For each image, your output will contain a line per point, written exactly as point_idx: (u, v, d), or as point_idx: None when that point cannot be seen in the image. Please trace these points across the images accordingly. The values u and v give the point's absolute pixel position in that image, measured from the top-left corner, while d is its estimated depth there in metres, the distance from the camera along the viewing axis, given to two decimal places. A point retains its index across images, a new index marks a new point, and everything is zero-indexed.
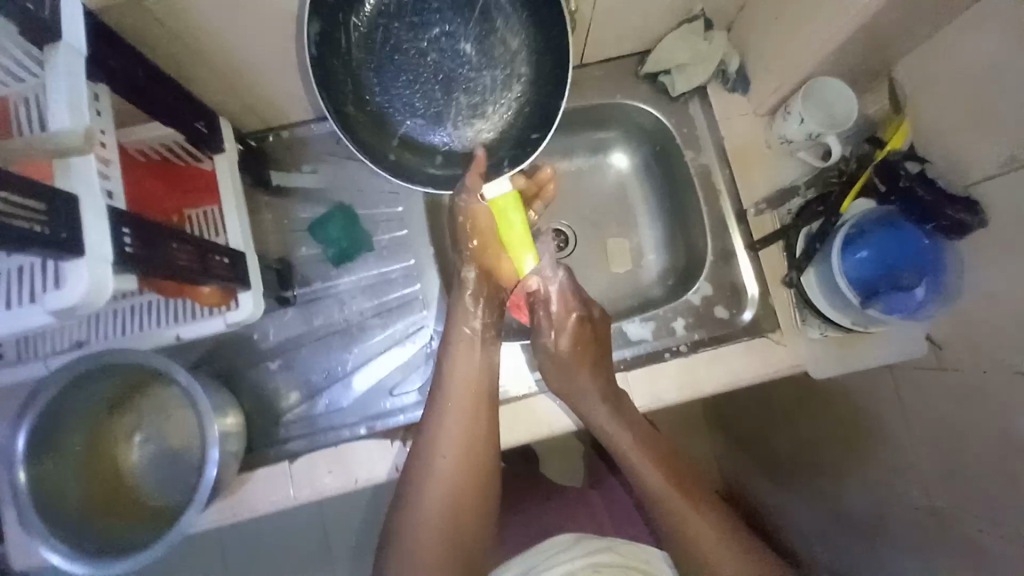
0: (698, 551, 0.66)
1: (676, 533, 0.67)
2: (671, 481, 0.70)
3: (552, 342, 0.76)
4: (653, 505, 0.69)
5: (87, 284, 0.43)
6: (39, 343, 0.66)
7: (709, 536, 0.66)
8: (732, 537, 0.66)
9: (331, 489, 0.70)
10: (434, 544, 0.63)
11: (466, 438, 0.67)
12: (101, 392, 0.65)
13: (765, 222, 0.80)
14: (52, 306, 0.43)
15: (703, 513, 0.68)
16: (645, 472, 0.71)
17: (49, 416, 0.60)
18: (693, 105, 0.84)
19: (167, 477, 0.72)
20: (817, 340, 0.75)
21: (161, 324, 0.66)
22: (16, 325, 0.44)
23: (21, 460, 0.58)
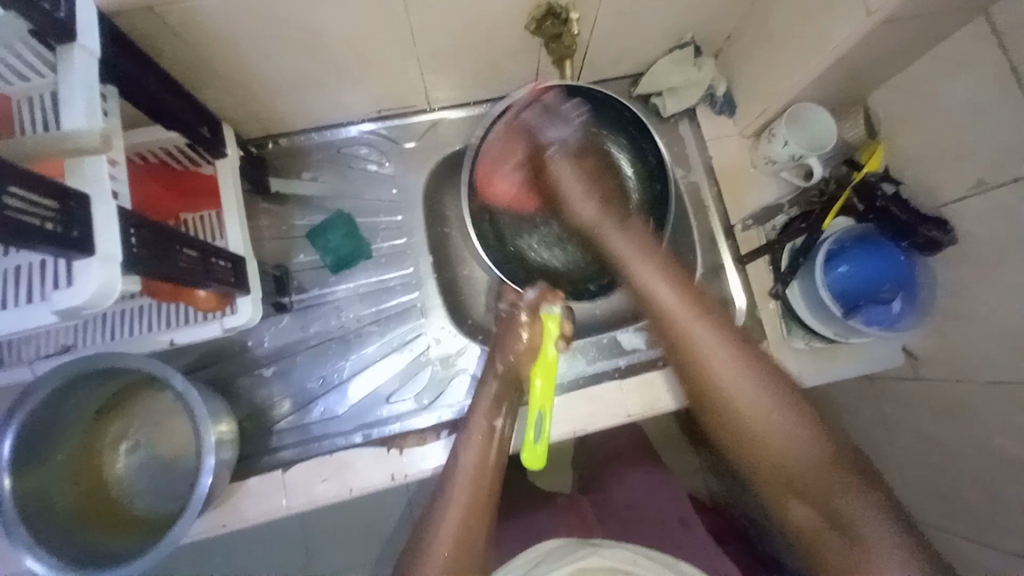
0: (719, 392, 0.64)
1: (693, 376, 0.66)
2: (691, 316, 0.67)
3: (558, 175, 0.76)
4: (672, 348, 0.68)
5: (97, 284, 0.43)
6: (24, 348, 0.64)
7: (730, 375, 0.64)
8: (754, 377, 0.64)
9: (324, 500, 0.69)
10: (446, 558, 0.63)
11: (467, 494, 0.66)
12: (95, 397, 0.64)
13: (752, 238, 0.83)
14: (59, 306, 0.42)
15: (723, 358, 0.65)
16: (679, 330, 0.67)
17: (36, 422, 0.57)
18: (683, 126, 0.89)
19: (157, 488, 0.71)
20: (801, 350, 0.79)
21: (153, 329, 0.65)
22: (15, 326, 0.44)
23: (5, 468, 0.55)
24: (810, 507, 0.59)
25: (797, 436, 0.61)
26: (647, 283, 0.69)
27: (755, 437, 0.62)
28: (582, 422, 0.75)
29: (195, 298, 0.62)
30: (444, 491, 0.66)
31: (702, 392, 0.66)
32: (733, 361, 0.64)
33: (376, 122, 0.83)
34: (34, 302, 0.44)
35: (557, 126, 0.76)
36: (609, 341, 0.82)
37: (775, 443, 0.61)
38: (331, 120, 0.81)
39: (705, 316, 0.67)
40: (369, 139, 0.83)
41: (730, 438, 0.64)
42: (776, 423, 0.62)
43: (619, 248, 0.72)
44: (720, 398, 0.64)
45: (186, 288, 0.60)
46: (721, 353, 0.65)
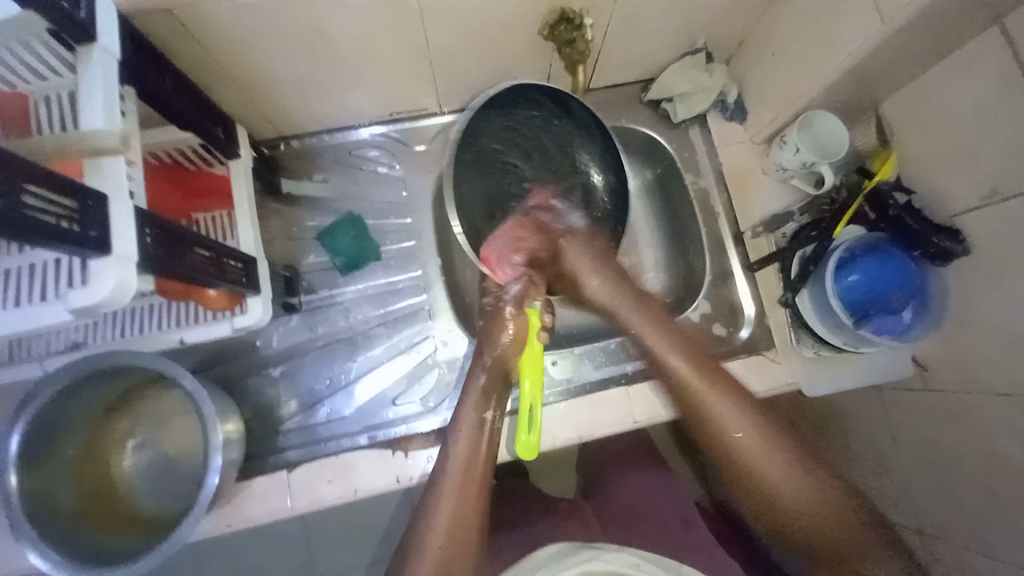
0: (741, 464, 0.65)
1: (723, 450, 0.66)
2: (710, 390, 0.68)
3: (572, 260, 0.75)
4: (698, 420, 0.68)
5: (112, 284, 0.43)
6: (34, 344, 0.65)
7: (753, 447, 0.65)
8: (783, 449, 0.65)
9: (328, 501, 0.69)
10: (439, 552, 0.63)
11: (456, 489, 0.65)
12: (103, 395, 0.65)
13: (761, 245, 0.82)
14: (74, 304, 0.43)
15: (744, 429, 0.66)
16: (700, 405, 0.68)
17: (46, 417, 0.58)
18: (693, 132, 0.89)
19: (164, 485, 0.71)
20: (810, 359, 0.78)
21: (163, 327, 0.65)
22: (28, 324, 0.44)
23: (14, 463, 0.55)
24: (836, 575, 0.60)
25: (824, 507, 0.62)
26: (666, 358, 0.70)
27: (789, 508, 0.63)
28: (588, 427, 0.74)
29: (206, 296, 0.62)
30: (434, 486, 0.66)
31: (728, 464, 0.66)
32: (761, 435, 0.65)
33: (386, 124, 0.83)
34: (50, 300, 0.45)
35: (561, 213, 0.78)
36: (615, 347, 0.81)
37: (802, 514, 0.62)
38: (343, 122, 0.81)
39: (728, 388, 0.68)
40: (380, 141, 0.84)
41: (757, 507, 0.65)
42: (801, 493, 0.63)
43: (633, 319, 0.73)
44: (744, 468, 0.65)
45: (197, 288, 0.60)
46: (749, 428, 0.66)
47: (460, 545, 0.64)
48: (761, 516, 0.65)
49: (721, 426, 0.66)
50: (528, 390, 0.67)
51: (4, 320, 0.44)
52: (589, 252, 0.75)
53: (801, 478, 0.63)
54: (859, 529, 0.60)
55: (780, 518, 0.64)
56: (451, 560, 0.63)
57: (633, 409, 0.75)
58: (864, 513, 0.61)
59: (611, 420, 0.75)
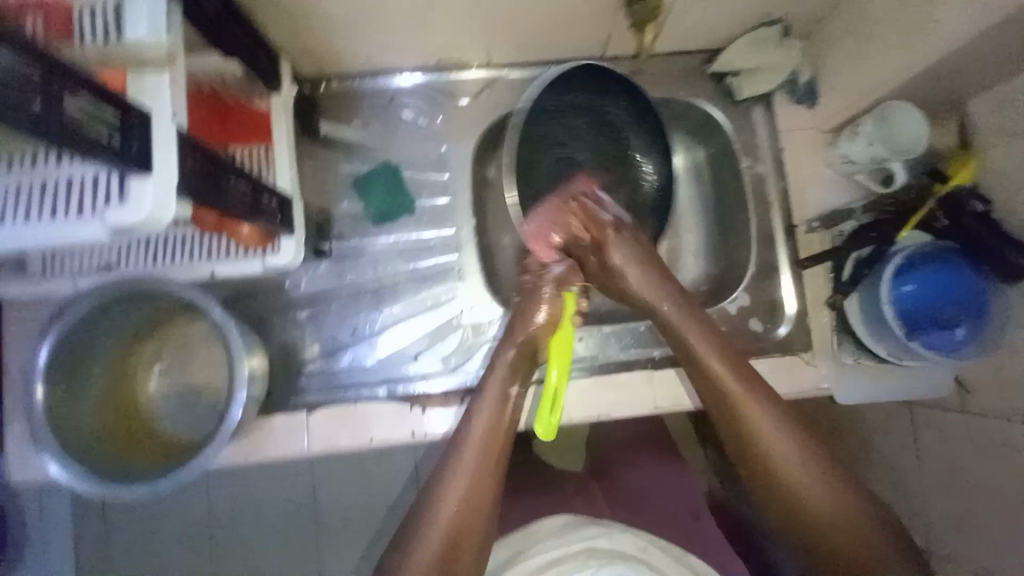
0: (772, 471, 0.63)
1: (746, 450, 0.65)
2: (749, 395, 0.65)
3: (617, 261, 0.72)
4: (727, 422, 0.66)
5: (150, 202, 0.42)
6: (64, 262, 0.64)
7: (789, 459, 0.63)
8: (810, 459, 0.63)
9: (343, 447, 0.69)
10: (445, 526, 0.62)
11: (475, 464, 0.65)
12: (133, 318, 0.66)
13: (813, 242, 0.77)
14: (114, 222, 0.42)
15: (783, 437, 0.63)
16: (736, 408, 0.65)
17: (75, 333, 0.59)
18: (755, 112, 0.82)
19: (185, 412, 0.72)
20: (849, 366, 0.75)
21: (193, 259, 0.65)
22: (63, 239, 0.43)
23: (41, 374, 0.56)
24: None
25: (856, 525, 0.60)
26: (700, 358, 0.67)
27: (812, 520, 0.61)
28: (608, 408, 0.73)
29: (239, 234, 0.61)
30: (453, 457, 0.66)
31: (757, 473, 0.64)
32: (797, 451, 0.63)
33: (432, 72, 0.79)
34: (85, 217, 0.43)
35: (610, 205, 0.75)
36: (643, 330, 0.79)
37: (831, 530, 0.60)
38: (387, 66, 0.77)
39: (769, 399, 0.65)
40: (424, 90, 0.80)
41: (783, 519, 0.63)
42: (833, 508, 0.61)
43: (675, 329, 0.69)
44: (777, 479, 0.63)
45: (231, 223, 0.58)
46: (782, 439, 0.63)
47: (469, 524, 0.63)
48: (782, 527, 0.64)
49: (758, 433, 0.64)
50: (556, 373, 0.68)
51: (38, 232, 0.43)
52: (631, 254, 0.72)
53: (835, 494, 0.61)
54: (890, 554, 0.58)
55: (807, 533, 0.61)
56: (457, 534, 0.62)
57: (656, 398, 0.73)
58: (900, 539, 0.59)
59: (636, 406, 0.73)
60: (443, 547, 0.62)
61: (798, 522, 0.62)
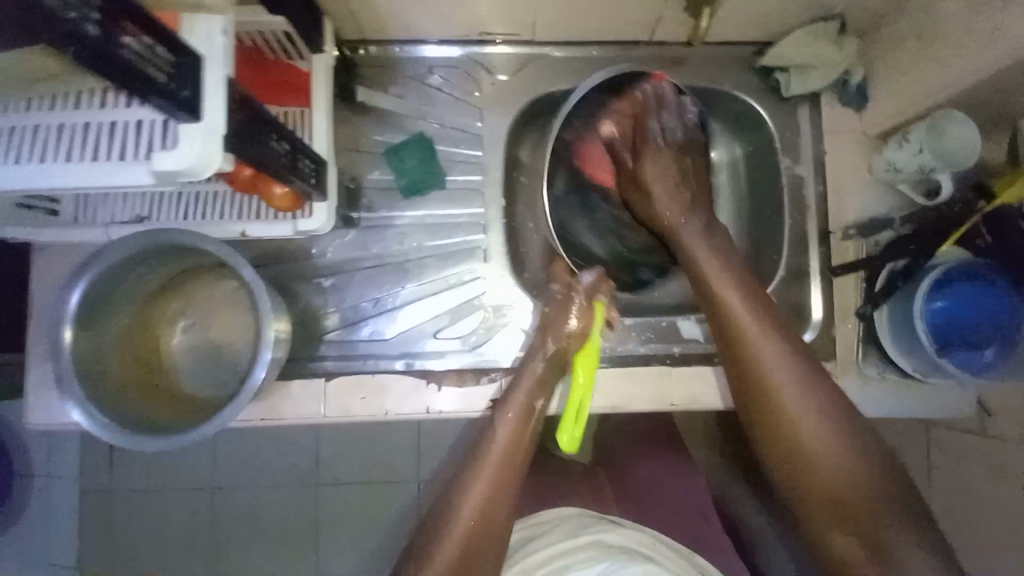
0: (776, 407, 0.64)
1: (753, 385, 0.66)
2: (763, 332, 0.66)
3: (650, 177, 0.76)
4: (736, 354, 0.67)
5: (198, 151, 0.42)
6: (100, 209, 0.66)
7: (795, 396, 0.64)
8: (812, 390, 0.64)
9: (359, 416, 0.70)
10: (467, 525, 0.64)
11: (495, 473, 0.66)
12: (162, 271, 0.66)
13: (847, 250, 0.76)
14: (160, 166, 0.42)
15: (791, 373, 0.65)
16: (750, 339, 0.66)
17: (106, 280, 0.59)
18: (801, 111, 0.80)
19: (204, 368, 0.72)
20: (871, 379, 0.73)
21: (225, 217, 0.65)
22: (105, 180, 0.43)
23: (70, 317, 0.57)
24: (852, 535, 0.59)
25: (854, 468, 0.60)
26: (712, 273, 0.70)
27: (801, 447, 0.63)
28: (622, 401, 0.72)
29: (272, 194, 0.62)
30: (473, 463, 0.66)
31: (761, 407, 0.65)
32: (804, 390, 0.64)
33: (473, 45, 0.78)
34: (133, 160, 0.43)
35: (654, 118, 0.76)
36: (664, 325, 0.78)
37: (832, 472, 0.61)
38: (429, 36, 0.76)
39: (781, 336, 0.66)
40: (463, 63, 0.78)
41: (784, 459, 0.63)
42: (833, 448, 0.62)
43: (698, 252, 0.72)
44: (780, 417, 0.64)
45: (263, 179, 0.60)
46: (787, 370, 0.65)
47: (489, 523, 0.64)
48: (780, 468, 0.64)
49: (768, 370, 0.65)
50: (579, 390, 0.69)
51: (79, 175, 0.43)
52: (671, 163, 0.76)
53: (838, 436, 0.62)
54: (886, 496, 0.59)
55: (806, 473, 0.62)
56: (479, 537, 0.63)
57: (674, 394, 0.73)
58: (899, 485, 0.60)
59: (655, 401, 0.73)
60: (464, 544, 0.63)
61: (798, 462, 0.63)
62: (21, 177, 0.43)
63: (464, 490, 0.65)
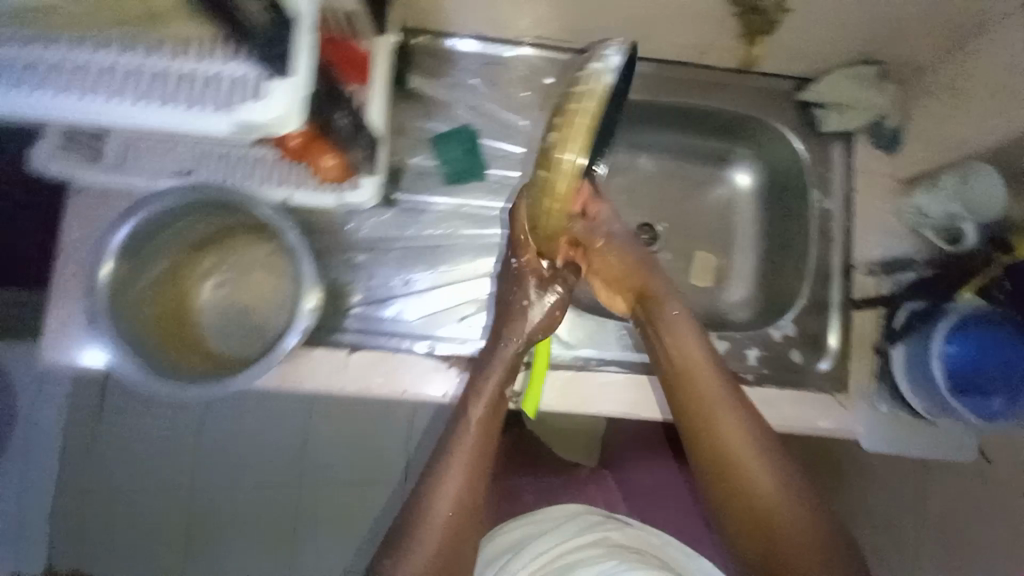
0: (726, 460, 0.63)
1: (700, 432, 0.64)
2: (708, 377, 0.66)
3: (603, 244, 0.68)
4: (684, 400, 0.66)
5: (284, 103, 0.43)
6: (149, 158, 0.66)
7: (744, 448, 0.63)
8: (761, 440, 0.63)
9: (376, 392, 0.70)
10: (445, 521, 0.63)
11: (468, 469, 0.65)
12: (201, 226, 0.67)
13: (868, 285, 0.78)
14: (247, 116, 0.43)
15: (738, 424, 0.64)
16: (696, 387, 0.66)
17: (156, 221, 0.61)
18: (834, 147, 0.81)
19: (225, 329, 0.70)
20: (880, 414, 0.75)
21: (270, 181, 0.65)
22: (190, 126, 0.44)
23: (114, 251, 0.58)
24: None
25: (806, 522, 0.60)
26: (664, 320, 0.69)
27: (753, 501, 0.61)
28: (635, 409, 0.73)
29: (319, 164, 0.64)
30: (442, 458, 0.66)
31: (713, 460, 0.64)
32: (752, 441, 0.63)
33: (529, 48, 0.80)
34: (217, 110, 0.44)
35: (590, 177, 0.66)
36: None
37: (788, 528, 0.60)
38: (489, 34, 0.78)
39: (726, 386, 0.65)
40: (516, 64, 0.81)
41: (736, 515, 0.62)
42: (786, 504, 0.61)
43: (657, 301, 0.69)
44: (732, 471, 0.63)
45: (315, 148, 0.61)
46: (734, 420, 0.64)
47: (464, 516, 0.64)
48: (732, 524, 0.63)
49: (717, 421, 0.64)
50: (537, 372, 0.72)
51: (163, 119, 0.44)
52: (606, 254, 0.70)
53: (788, 491, 0.61)
54: (836, 554, 0.58)
55: (762, 530, 0.61)
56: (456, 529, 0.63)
57: None
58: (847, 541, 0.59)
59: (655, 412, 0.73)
60: (442, 537, 0.62)
61: (755, 518, 0.61)
62: (108, 116, 0.44)
63: (436, 486, 0.64)
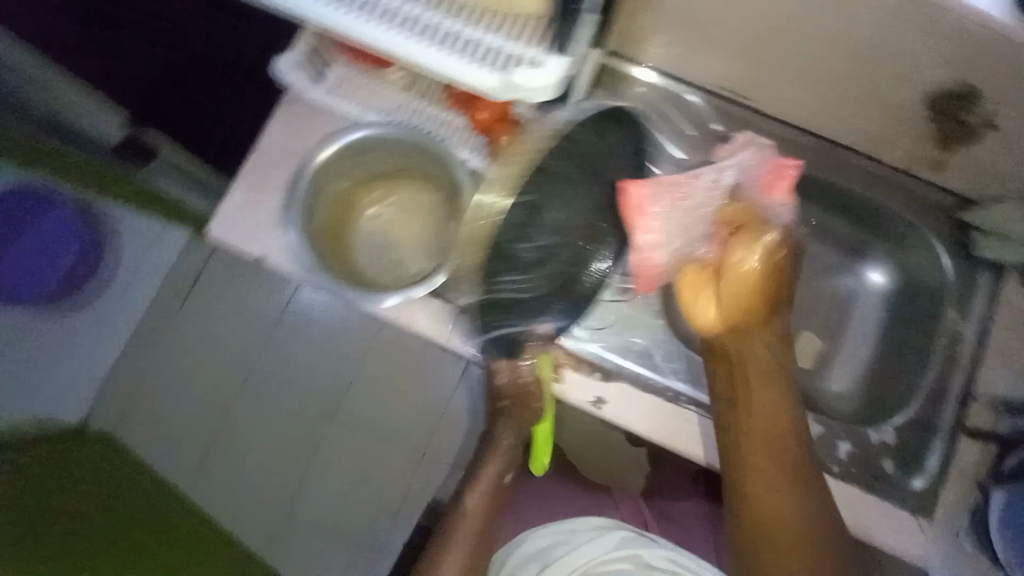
0: (764, 478, 0.66)
1: (750, 454, 0.67)
2: (774, 409, 0.69)
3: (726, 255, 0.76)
4: (744, 425, 0.68)
5: (555, 71, 0.48)
6: (361, 92, 0.74)
7: (784, 474, 0.66)
8: (804, 473, 0.66)
9: (476, 354, 0.74)
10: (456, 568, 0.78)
11: (480, 507, 0.81)
12: (388, 159, 0.73)
13: (983, 420, 0.74)
14: (521, 74, 0.47)
15: (785, 453, 0.67)
16: (758, 414, 0.68)
17: (372, 140, 0.70)
18: (981, 276, 0.79)
19: (370, 256, 0.77)
20: (963, 554, 0.70)
21: (458, 143, 0.74)
22: (461, 70, 0.49)
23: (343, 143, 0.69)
24: None
25: (824, 553, 0.63)
26: (744, 348, 0.72)
27: (782, 520, 0.64)
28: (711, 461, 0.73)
29: (500, 143, 0.72)
30: (455, 515, 0.81)
31: (751, 473, 0.67)
32: (795, 470, 0.66)
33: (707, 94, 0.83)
34: (493, 65, 0.49)
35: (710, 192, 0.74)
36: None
37: (805, 551, 0.63)
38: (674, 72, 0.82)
39: (786, 421, 0.68)
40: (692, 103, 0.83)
41: (756, 531, 0.65)
42: (810, 533, 0.64)
43: (751, 331, 0.73)
44: (767, 486, 0.66)
45: (505, 126, 0.72)
46: (782, 443, 0.67)
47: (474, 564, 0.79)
48: (747, 536, 0.66)
49: (767, 444, 0.67)
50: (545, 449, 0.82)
51: (444, 61, 0.49)
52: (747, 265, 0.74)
53: (815, 522, 0.64)
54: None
55: (776, 547, 0.64)
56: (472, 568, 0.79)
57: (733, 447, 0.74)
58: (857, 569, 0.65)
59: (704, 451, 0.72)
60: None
61: (773, 536, 0.64)
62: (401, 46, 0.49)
63: (452, 535, 0.80)
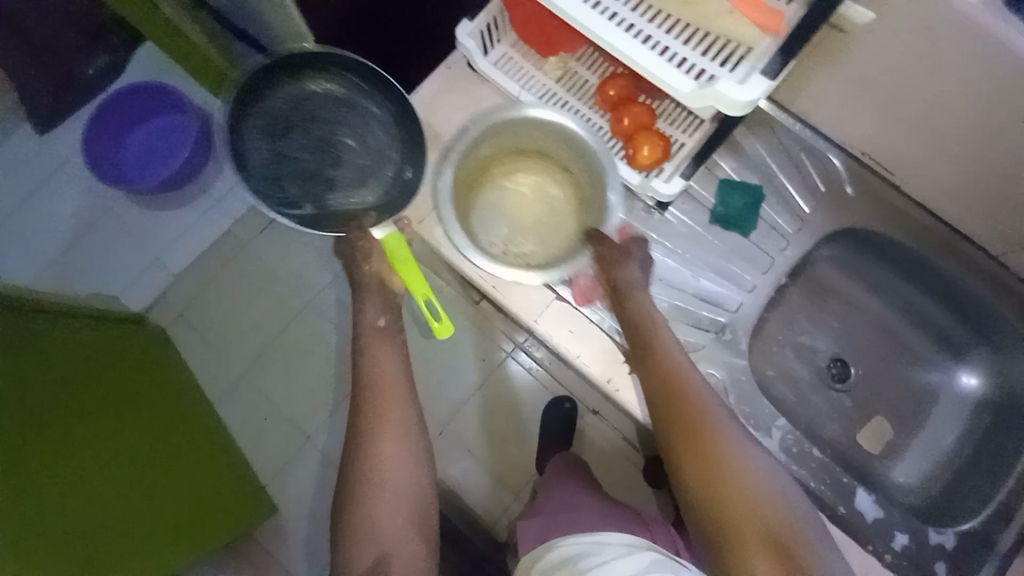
0: (692, 434, 0.60)
1: (675, 411, 0.62)
2: (672, 351, 0.66)
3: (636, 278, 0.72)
4: (660, 380, 0.64)
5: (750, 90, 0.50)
6: (521, 74, 0.78)
7: (713, 423, 0.61)
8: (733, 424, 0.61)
9: (560, 344, 0.74)
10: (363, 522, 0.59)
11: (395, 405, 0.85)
12: (528, 137, 0.76)
13: None
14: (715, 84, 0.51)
15: (708, 400, 0.62)
16: (666, 366, 0.65)
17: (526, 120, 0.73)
18: None
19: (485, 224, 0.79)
20: None
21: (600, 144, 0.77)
22: (657, 68, 0.53)
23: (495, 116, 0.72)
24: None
25: (778, 510, 0.56)
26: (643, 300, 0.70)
27: (726, 480, 0.57)
28: None
29: (638, 151, 0.74)
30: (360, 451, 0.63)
31: (681, 433, 0.60)
32: (721, 417, 0.61)
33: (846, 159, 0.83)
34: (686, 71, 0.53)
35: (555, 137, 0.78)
36: (844, 482, 0.78)
37: (757, 512, 0.55)
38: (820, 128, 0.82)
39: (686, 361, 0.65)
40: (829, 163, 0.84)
41: (702, 505, 0.57)
42: (754, 490, 0.56)
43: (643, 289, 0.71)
44: (700, 443, 0.59)
45: (644, 134, 0.74)
46: (700, 388, 0.63)
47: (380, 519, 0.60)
48: (696, 511, 0.58)
49: (686, 395, 0.62)
50: (422, 303, 0.68)
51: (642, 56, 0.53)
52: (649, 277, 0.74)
53: (760, 477, 0.57)
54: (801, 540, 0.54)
55: (723, 518, 0.56)
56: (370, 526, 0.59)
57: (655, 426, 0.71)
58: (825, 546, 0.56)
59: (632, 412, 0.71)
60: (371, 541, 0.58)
61: (715, 506, 0.57)
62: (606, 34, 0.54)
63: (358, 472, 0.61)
